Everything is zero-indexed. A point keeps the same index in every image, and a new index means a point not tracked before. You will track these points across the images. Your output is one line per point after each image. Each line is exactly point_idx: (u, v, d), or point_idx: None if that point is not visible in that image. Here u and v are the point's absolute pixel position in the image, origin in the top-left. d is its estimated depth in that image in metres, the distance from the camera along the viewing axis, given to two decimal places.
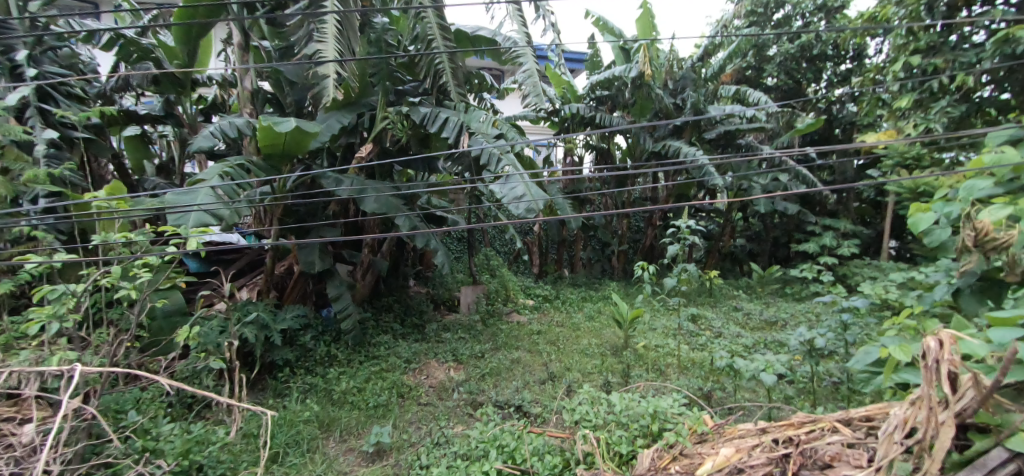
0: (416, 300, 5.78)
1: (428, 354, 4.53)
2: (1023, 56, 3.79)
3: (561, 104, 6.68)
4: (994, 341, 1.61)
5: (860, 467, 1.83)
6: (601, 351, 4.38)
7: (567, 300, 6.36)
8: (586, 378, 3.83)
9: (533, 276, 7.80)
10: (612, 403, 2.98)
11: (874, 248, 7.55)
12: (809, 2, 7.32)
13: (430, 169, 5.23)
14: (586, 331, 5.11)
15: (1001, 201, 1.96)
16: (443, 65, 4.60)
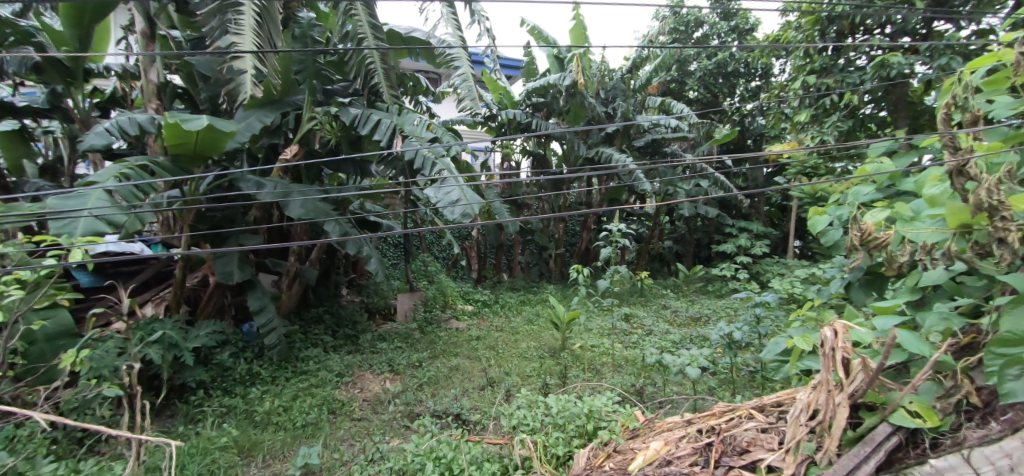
0: (350, 310, 5.59)
1: (362, 365, 4.40)
2: (897, 79, 4.34)
3: (497, 110, 6.77)
4: (877, 328, 1.83)
5: (773, 450, 1.96)
6: (539, 353, 4.46)
7: (505, 305, 6.42)
8: (525, 381, 3.88)
9: (471, 281, 7.81)
10: (549, 406, 3.04)
11: (783, 247, 8.27)
12: (724, 23, 7.92)
13: (362, 173, 5.09)
14: (524, 334, 5.19)
15: (879, 205, 2.25)
16: (374, 65, 4.52)
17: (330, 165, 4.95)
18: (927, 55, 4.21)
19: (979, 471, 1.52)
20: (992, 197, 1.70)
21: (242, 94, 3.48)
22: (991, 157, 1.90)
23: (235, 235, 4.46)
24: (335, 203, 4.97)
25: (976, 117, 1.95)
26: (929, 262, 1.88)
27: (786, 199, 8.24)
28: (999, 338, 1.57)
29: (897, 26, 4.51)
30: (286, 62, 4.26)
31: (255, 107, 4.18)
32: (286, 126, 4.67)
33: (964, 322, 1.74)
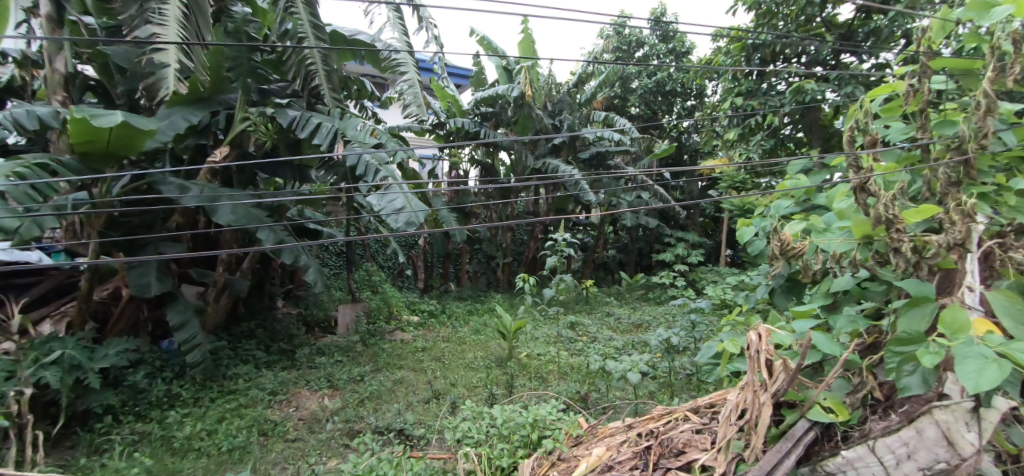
0: (285, 323, 5.35)
1: (297, 382, 4.21)
2: (812, 103, 4.74)
3: (445, 118, 6.78)
4: (796, 330, 1.98)
5: (706, 450, 2.07)
6: (486, 363, 4.45)
7: (452, 315, 6.35)
8: (471, 392, 3.87)
9: (417, 290, 7.69)
10: (494, 417, 3.04)
11: (716, 256, 8.76)
12: (662, 45, 8.36)
13: (301, 179, 4.92)
14: (471, 344, 5.16)
15: (797, 217, 2.45)
16: (315, 67, 4.36)
17: (265, 170, 4.75)
18: (837, 83, 4.64)
19: (883, 460, 1.69)
20: (889, 211, 1.84)
21: (163, 89, 3.37)
22: (888, 177, 2.11)
23: (153, 242, 4.14)
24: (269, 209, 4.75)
25: (874, 140, 2.16)
26: (838, 269, 2.06)
27: (719, 211, 8.75)
28: (896, 337, 1.73)
29: (811, 56, 4.95)
30: (219, 58, 4.06)
31: (179, 105, 3.94)
32: (216, 126, 4.43)
33: (868, 323, 1.92)
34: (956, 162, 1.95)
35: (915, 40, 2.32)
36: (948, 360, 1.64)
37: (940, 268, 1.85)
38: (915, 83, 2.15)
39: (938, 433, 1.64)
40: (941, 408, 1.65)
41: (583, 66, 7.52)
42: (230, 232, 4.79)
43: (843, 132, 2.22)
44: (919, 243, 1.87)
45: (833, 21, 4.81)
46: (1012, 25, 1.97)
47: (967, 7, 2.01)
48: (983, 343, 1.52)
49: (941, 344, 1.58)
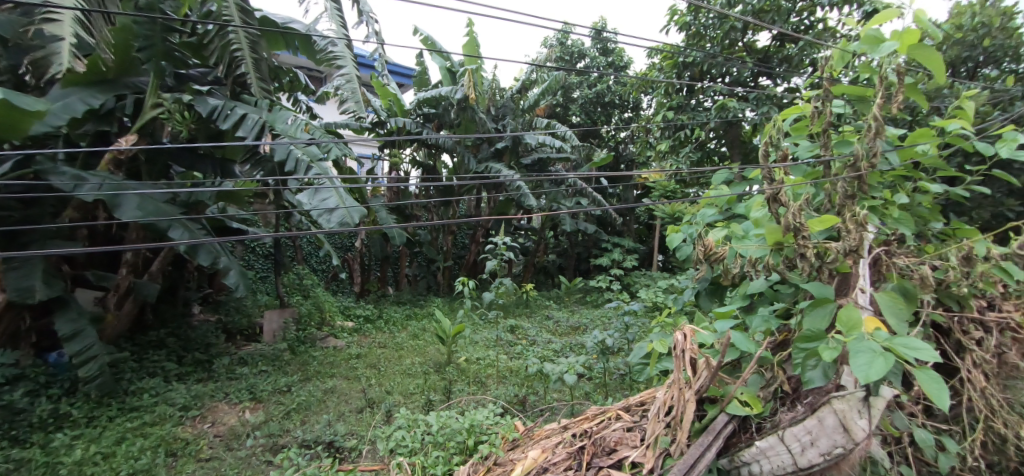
0: (202, 331, 4.97)
1: (214, 395, 3.93)
2: (734, 122, 5.13)
3: (386, 116, 6.64)
4: (718, 330, 2.13)
5: (636, 447, 2.16)
6: (423, 369, 4.39)
7: (389, 320, 6.20)
8: (408, 399, 3.80)
9: (353, 295, 7.43)
10: (430, 424, 2.99)
11: (649, 261, 9.16)
12: (602, 58, 8.70)
13: (224, 173, 4.62)
14: (409, 350, 5.07)
15: (719, 225, 2.64)
16: (240, 53, 4.16)
17: (181, 162, 4.42)
18: (757, 102, 5.03)
19: (790, 448, 1.84)
20: (796, 220, 2.01)
21: (55, 65, 3.28)
22: (796, 189, 2.31)
23: (41, 238, 3.74)
24: (185, 205, 4.43)
25: (784, 155, 2.37)
26: (754, 273, 2.23)
27: (652, 218, 9.18)
28: (801, 334, 1.89)
29: (735, 76, 5.32)
30: (126, 36, 3.73)
31: (76, 86, 3.66)
32: (123, 111, 4.17)
33: (779, 323, 2.10)
34: (851, 177, 2.16)
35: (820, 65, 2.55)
36: (843, 355, 1.82)
37: (838, 271, 2.05)
38: (819, 106, 2.35)
39: (836, 421, 1.78)
40: (839, 399, 1.79)
41: (526, 73, 7.64)
42: (136, 229, 4.42)
43: (759, 146, 2.41)
44: (821, 250, 2.05)
45: (753, 45, 5.21)
46: (897, 60, 2.21)
47: (862, 41, 2.22)
48: (872, 339, 1.69)
49: (839, 339, 1.75)
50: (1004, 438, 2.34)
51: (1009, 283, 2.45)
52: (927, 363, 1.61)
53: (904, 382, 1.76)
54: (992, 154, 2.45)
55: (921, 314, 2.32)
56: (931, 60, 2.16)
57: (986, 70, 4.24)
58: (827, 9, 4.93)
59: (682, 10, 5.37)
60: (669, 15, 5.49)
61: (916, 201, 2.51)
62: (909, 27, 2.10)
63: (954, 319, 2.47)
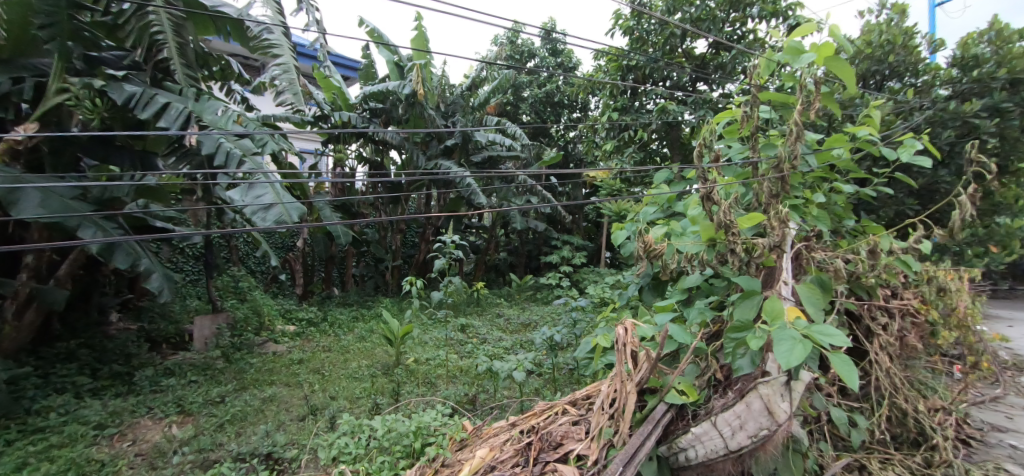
0: (121, 340, 4.60)
1: (135, 411, 3.63)
2: (673, 124, 5.38)
3: (330, 110, 6.35)
4: (656, 323, 2.23)
5: (581, 440, 2.21)
6: (371, 372, 4.30)
7: (334, 323, 6.02)
8: (354, 404, 3.71)
9: (295, 297, 7.13)
10: (374, 428, 2.93)
11: (598, 258, 9.40)
12: (551, 59, 8.87)
13: (144, 167, 4.36)
14: (355, 353, 4.95)
15: (660, 223, 2.76)
16: (162, 37, 3.96)
17: (94, 154, 4.10)
18: (695, 106, 5.27)
19: (722, 432, 1.94)
20: (726, 217, 2.13)
21: None
22: (727, 187, 2.46)
23: None
24: (98, 203, 4.09)
25: (716, 156, 2.53)
26: (690, 267, 2.35)
27: (600, 216, 9.43)
28: (731, 325, 2.00)
29: (675, 81, 5.55)
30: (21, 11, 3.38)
31: None
32: (20, 96, 3.76)
33: (714, 314, 2.23)
34: (776, 178, 2.31)
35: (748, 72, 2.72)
36: (767, 343, 1.95)
37: (764, 265, 2.19)
38: (747, 110, 2.50)
39: (762, 405, 1.90)
40: (764, 384, 1.92)
41: (476, 70, 7.63)
42: (38, 228, 4.01)
43: (694, 148, 2.53)
44: (748, 245, 2.19)
45: (690, 52, 5.43)
46: (815, 70, 2.38)
47: (785, 51, 2.39)
48: (793, 327, 1.82)
49: (763, 328, 1.87)
50: (905, 412, 2.68)
51: (909, 275, 2.70)
52: (839, 347, 1.74)
53: (819, 366, 1.90)
54: (895, 159, 2.65)
55: (835, 304, 2.53)
56: (844, 72, 2.34)
57: (890, 83, 4.75)
58: (757, 20, 5.24)
59: (627, 14, 5.55)
60: (614, 19, 5.65)
61: (832, 201, 2.73)
62: (826, 40, 2.27)
63: (864, 307, 2.70)
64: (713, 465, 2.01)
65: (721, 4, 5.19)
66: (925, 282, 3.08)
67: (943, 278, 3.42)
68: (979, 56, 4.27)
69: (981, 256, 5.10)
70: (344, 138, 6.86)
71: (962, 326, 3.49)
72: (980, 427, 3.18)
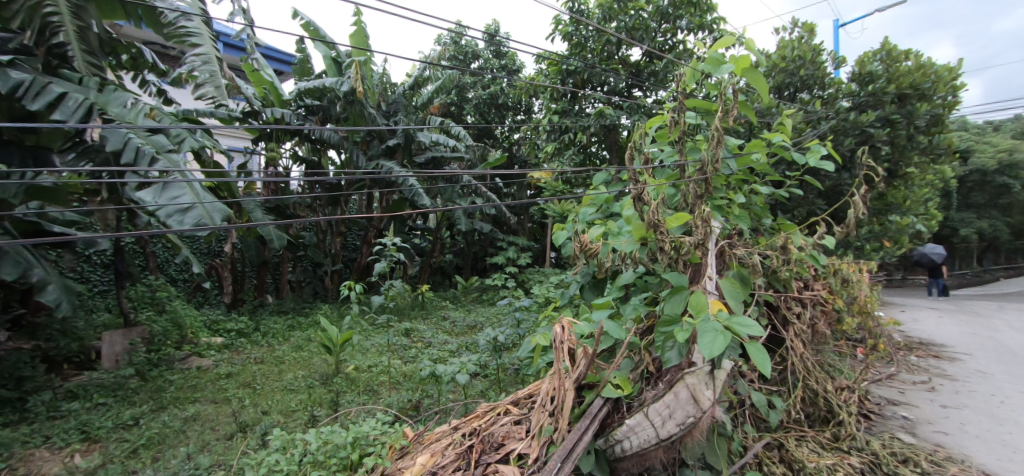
0: (9, 361, 3.91)
1: (28, 441, 3.24)
2: (610, 126, 5.55)
3: (261, 106, 5.99)
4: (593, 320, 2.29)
5: (523, 438, 2.23)
6: (307, 383, 4.13)
7: (268, 332, 5.73)
8: (288, 418, 3.55)
9: (223, 306, 6.71)
10: (307, 442, 2.82)
11: (543, 258, 9.57)
12: (495, 61, 8.98)
13: (38, 163, 3.97)
14: (291, 364, 4.74)
15: (598, 223, 2.84)
16: (59, 22, 3.70)
17: None
18: (630, 111, 5.48)
19: (653, 423, 2.01)
20: (655, 216, 2.26)
21: None
22: (657, 190, 2.58)
23: None
24: None
25: (647, 160, 2.65)
26: (624, 266, 2.46)
27: (544, 217, 9.59)
28: (662, 319, 2.11)
29: (612, 86, 5.74)
30: None
31: None
32: None
33: (647, 309, 2.33)
34: (700, 180, 2.46)
35: (676, 79, 2.86)
36: (693, 335, 2.07)
37: (690, 262, 2.32)
38: (674, 116, 2.64)
39: (688, 394, 2.01)
40: (690, 374, 2.03)
41: (419, 70, 7.53)
42: None
43: (625, 151, 2.65)
44: (676, 243, 2.31)
45: (626, 59, 5.63)
46: (734, 80, 2.54)
47: (707, 61, 2.55)
48: (715, 319, 1.94)
49: (689, 322, 1.99)
50: (815, 393, 2.93)
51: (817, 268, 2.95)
52: (755, 337, 1.88)
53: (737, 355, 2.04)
54: (804, 163, 2.86)
55: (754, 296, 2.70)
56: (759, 83, 2.52)
57: (801, 94, 5.19)
58: (686, 32, 5.52)
59: (566, 20, 5.67)
60: (554, 24, 5.75)
61: (751, 201, 2.93)
62: (742, 53, 2.45)
63: (781, 298, 2.89)
64: (646, 454, 2.09)
65: (653, 14, 5.43)
66: (832, 275, 3.39)
67: (846, 270, 3.76)
68: (873, 72, 4.74)
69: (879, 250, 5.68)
70: (277, 137, 6.51)
71: (861, 312, 3.87)
72: (878, 402, 3.54)
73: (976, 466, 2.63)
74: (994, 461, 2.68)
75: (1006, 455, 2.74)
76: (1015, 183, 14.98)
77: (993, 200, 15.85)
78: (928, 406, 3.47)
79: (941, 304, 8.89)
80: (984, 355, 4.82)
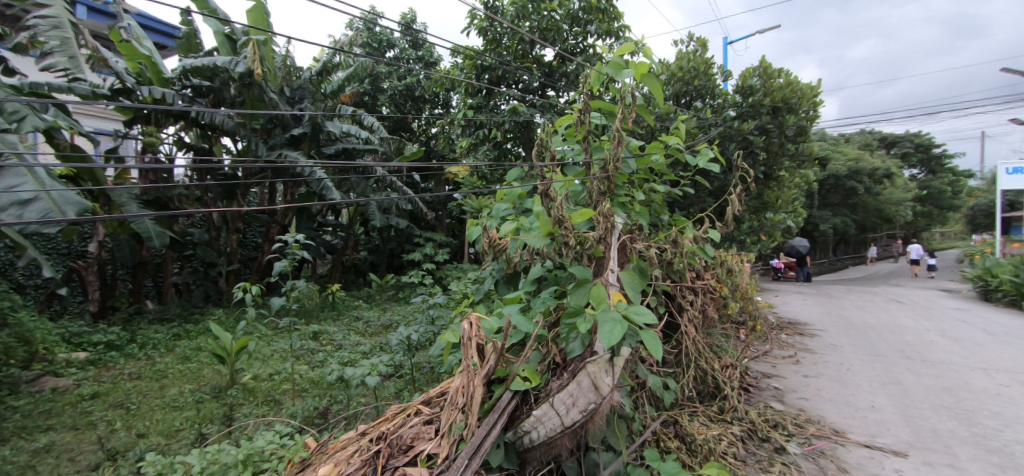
0: None
1: None
2: (524, 124, 5.66)
3: (134, 83, 5.36)
4: (503, 315, 2.32)
5: (432, 438, 2.20)
6: (195, 398, 3.79)
7: (148, 344, 5.15)
8: (172, 438, 3.23)
9: (89, 316, 5.89)
10: (189, 464, 2.55)
11: (461, 254, 9.58)
12: (412, 52, 8.86)
13: None
14: (176, 377, 4.31)
15: (511, 219, 2.89)
16: None
17: None
18: (543, 110, 5.60)
19: (558, 411, 2.08)
20: (560, 213, 2.36)
21: None
22: (565, 186, 2.69)
23: None
24: None
25: (553, 157, 2.76)
26: (532, 261, 2.54)
27: (462, 213, 9.58)
28: (566, 311, 2.21)
29: (525, 84, 5.83)
30: None
31: None
32: None
33: (554, 301, 2.41)
34: (603, 177, 2.59)
35: (583, 80, 2.96)
36: (595, 325, 2.18)
37: (594, 256, 2.44)
38: (581, 115, 2.75)
39: (590, 382, 2.08)
40: (591, 363, 2.09)
41: (328, 56, 7.16)
42: None
43: (533, 150, 2.77)
44: (581, 238, 2.43)
45: (540, 59, 5.74)
46: (635, 84, 2.69)
47: (609, 65, 2.69)
48: (615, 309, 2.07)
49: (590, 313, 2.09)
50: (705, 371, 3.22)
51: (707, 259, 3.23)
52: (649, 325, 2.02)
53: (636, 342, 2.17)
54: (696, 165, 3.09)
55: (653, 286, 2.88)
56: (658, 88, 2.68)
57: (696, 102, 5.68)
58: (595, 37, 5.76)
59: (480, 15, 5.68)
60: (469, 18, 5.73)
61: (651, 198, 3.12)
62: (642, 58, 2.60)
63: (677, 288, 3.10)
64: (553, 442, 2.15)
65: (564, 17, 5.58)
66: (719, 265, 3.76)
67: (730, 262, 4.15)
68: (753, 86, 5.23)
69: (758, 243, 6.37)
70: (156, 120, 5.86)
71: (743, 298, 4.30)
72: (756, 377, 3.97)
73: (829, 425, 3.07)
74: (842, 419, 3.14)
75: (851, 413, 3.23)
76: (860, 186, 17.52)
77: (844, 200, 18.43)
78: (794, 377, 3.96)
79: (806, 289, 10.22)
80: (836, 330, 5.59)
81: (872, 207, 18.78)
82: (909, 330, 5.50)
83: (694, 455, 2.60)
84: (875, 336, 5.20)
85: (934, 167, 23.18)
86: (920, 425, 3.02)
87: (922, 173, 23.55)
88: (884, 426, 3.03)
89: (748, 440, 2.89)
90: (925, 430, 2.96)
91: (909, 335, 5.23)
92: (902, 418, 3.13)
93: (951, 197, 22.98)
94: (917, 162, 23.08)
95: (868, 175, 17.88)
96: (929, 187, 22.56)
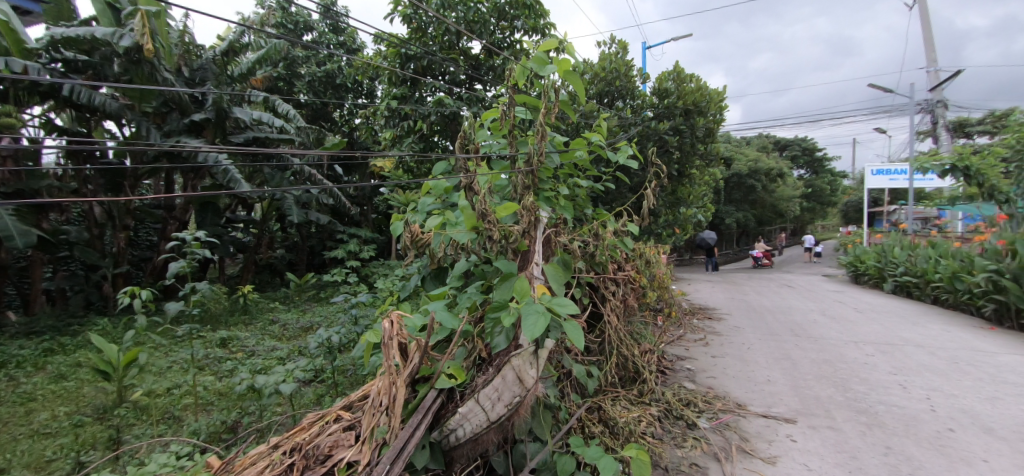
0: None
1: None
2: (449, 119, 5.59)
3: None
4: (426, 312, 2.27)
5: (352, 445, 2.11)
6: (75, 420, 3.37)
7: (13, 361, 4.49)
8: (42, 471, 2.83)
9: None
10: None
11: (387, 251, 9.34)
12: (332, 37, 8.44)
13: None
14: (49, 400, 3.80)
15: (438, 213, 2.85)
16: None
17: None
18: (469, 102, 5.56)
19: (483, 407, 2.07)
20: (484, 206, 2.36)
21: None
22: (491, 179, 2.65)
23: None
24: None
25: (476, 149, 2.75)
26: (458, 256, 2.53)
27: (388, 208, 9.31)
28: (491, 305, 2.20)
29: (451, 76, 5.76)
30: None
31: None
32: None
33: (480, 295, 2.40)
34: (527, 172, 2.62)
35: (508, 73, 2.96)
36: (519, 318, 2.20)
37: (518, 249, 2.46)
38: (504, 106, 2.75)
39: (514, 375, 2.09)
40: (516, 356, 2.09)
41: (235, 35, 6.62)
42: None
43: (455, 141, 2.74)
44: (505, 232, 2.42)
45: (466, 51, 5.69)
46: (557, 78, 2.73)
47: (532, 59, 2.71)
48: (538, 301, 2.09)
49: (515, 306, 2.11)
50: (626, 357, 3.37)
51: (627, 251, 3.37)
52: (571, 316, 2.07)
53: (559, 333, 2.21)
54: (616, 161, 3.21)
55: (577, 278, 2.97)
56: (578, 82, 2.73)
57: (618, 102, 5.91)
58: (521, 32, 5.78)
59: (404, 2, 5.52)
60: (392, 4, 5.55)
61: (575, 192, 3.20)
62: (563, 55, 2.63)
63: (600, 279, 3.21)
64: (479, 438, 2.13)
65: (490, 10, 5.58)
66: (639, 257, 3.95)
67: (648, 253, 4.39)
68: (668, 89, 5.52)
69: (672, 236, 6.77)
70: (15, 98, 5.13)
71: (659, 286, 4.56)
72: (672, 360, 4.23)
73: (732, 400, 3.34)
74: (743, 394, 3.43)
75: (751, 388, 3.53)
76: (758, 184, 19.21)
77: (745, 197, 20.08)
78: (704, 358, 4.26)
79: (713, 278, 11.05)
80: (739, 313, 6.10)
81: (768, 203, 20.69)
82: (798, 311, 6.13)
83: (616, 437, 2.72)
84: (772, 318, 5.74)
85: (818, 169, 25.98)
86: (805, 394, 3.37)
87: (808, 173, 26.27)
88: (776, 397, 3.35)
89: (664, 419, 3.08)
90: (810, 398, 3.30)
91: (798, 316, 5.83)
92: (792, 389, 3.47)
93: (830, 195, 25.93)
94: (804, 163, 25.75)
95: (765, 174, 19.66)
96: (814, 185, 25.25)
